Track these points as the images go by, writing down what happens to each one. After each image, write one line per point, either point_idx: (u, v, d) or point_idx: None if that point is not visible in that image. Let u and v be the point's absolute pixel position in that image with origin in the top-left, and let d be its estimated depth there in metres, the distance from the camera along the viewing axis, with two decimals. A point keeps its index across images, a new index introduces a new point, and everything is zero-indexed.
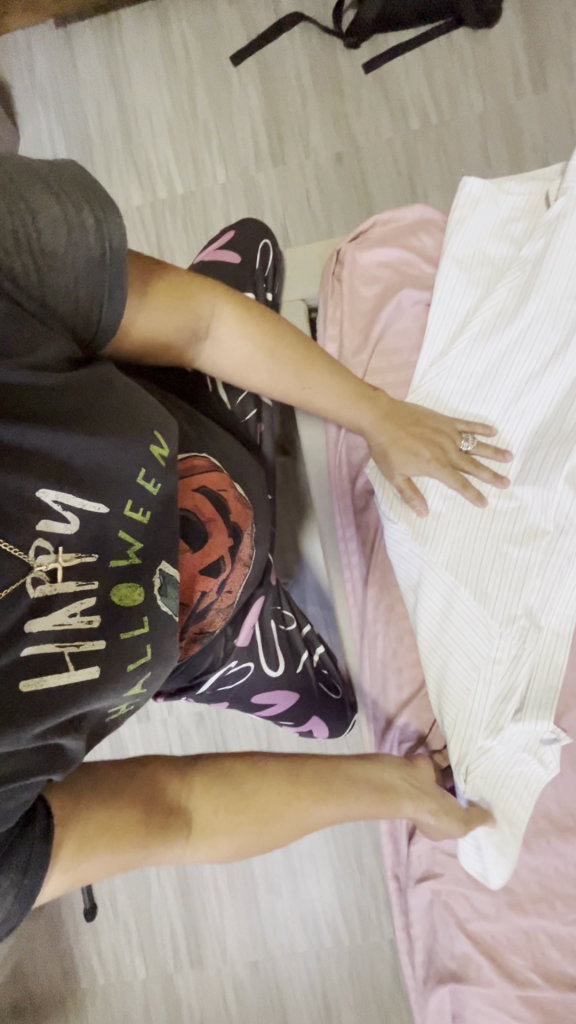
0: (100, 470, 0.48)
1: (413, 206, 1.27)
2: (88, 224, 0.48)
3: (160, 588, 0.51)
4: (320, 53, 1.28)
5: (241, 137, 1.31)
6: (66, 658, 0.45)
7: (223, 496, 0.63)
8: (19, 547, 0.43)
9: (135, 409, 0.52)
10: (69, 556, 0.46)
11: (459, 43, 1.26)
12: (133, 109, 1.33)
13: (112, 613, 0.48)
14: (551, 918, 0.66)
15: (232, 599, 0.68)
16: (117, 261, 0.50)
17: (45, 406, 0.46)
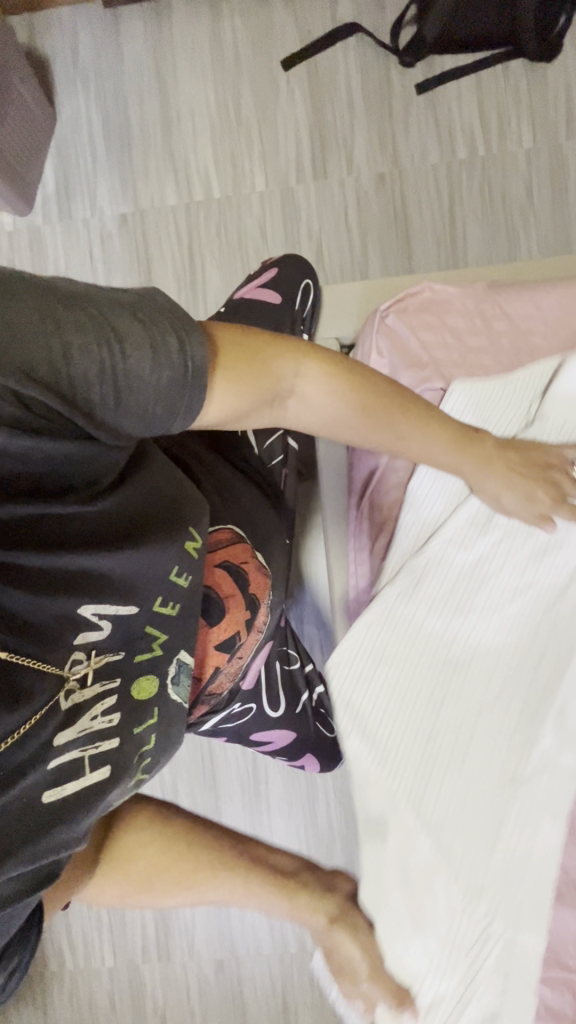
0: (137, 580, 0.55)
1: (451, 236, 1.25)
2: (171, 350, 0.50)
3: (174, 677, 0.61)
4: (373, 67, 1.25)
5: (283, 146, 1.28)
6: (85, 761, 0.53)
7: (242, 571, 0.69)
8: (57, 664, 0.51)
9: (174, 514, 0.59)
10: (99, 660, 0.54)
11: (516, 74, 1.23)
12: (176, 103, 1.29)
13: (131, 707, 0.57)
14: None
15: (243, 661, 0.74)
16: (196, 380, 0.52)
17: (94, 527, 0.53)
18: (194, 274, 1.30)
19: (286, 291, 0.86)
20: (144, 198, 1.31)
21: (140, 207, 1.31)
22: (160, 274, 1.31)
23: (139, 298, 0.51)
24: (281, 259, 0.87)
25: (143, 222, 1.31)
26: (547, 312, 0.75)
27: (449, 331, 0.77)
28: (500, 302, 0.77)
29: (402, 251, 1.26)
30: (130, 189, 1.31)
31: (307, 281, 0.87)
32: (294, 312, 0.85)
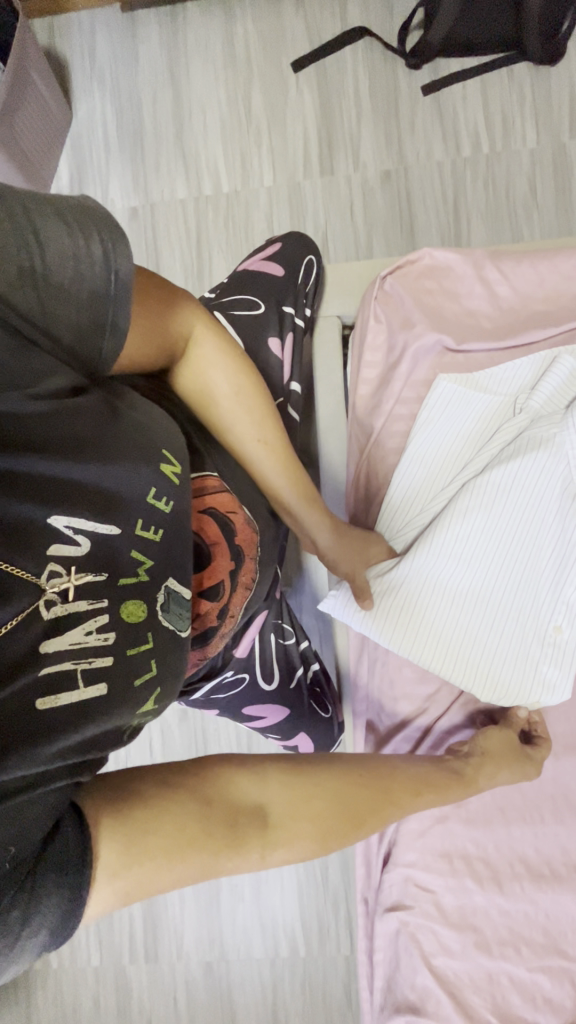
0: (111, 493, 0.56)
1: (456, 231, 1.27)
2: (96, 253, 0.53)
3: (164, 603, 0.59)
4: (381, 69, 1.28)
5: (292, 143, 1.31)
6: (78, 675, 0.51)
7: (230, 520, 0.71)
8: (33, 570, 0.49)
9: (148, 437, 0.60)
10: (80, 577, 0.52)
11: (520, 76, 1.26)
12: (189, 102, 1.33)
13: (124, 630, 0.55)
14: (515, 962, 0.65)
15: (234, 620, 0.74)
16: (121, 290, 0.55)
17: (64, 441, 0.53)
18: (202, 266, 1.33)
19: (290, 263, 0.86)
20: (154, 192, 1.34)
21: (150, 201, 1.34)
22: (168, 265, 1.33)
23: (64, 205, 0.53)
24: (283, 235, 0.87)
25: (153, 214, 1.34)
26: (546, 285, 0.76)
27: (449, 301, 0.78)
28: (500, 273, 0.77)
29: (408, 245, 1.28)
30: (142, 184, 1.34)
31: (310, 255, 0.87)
32: (297, 284, 0.85)
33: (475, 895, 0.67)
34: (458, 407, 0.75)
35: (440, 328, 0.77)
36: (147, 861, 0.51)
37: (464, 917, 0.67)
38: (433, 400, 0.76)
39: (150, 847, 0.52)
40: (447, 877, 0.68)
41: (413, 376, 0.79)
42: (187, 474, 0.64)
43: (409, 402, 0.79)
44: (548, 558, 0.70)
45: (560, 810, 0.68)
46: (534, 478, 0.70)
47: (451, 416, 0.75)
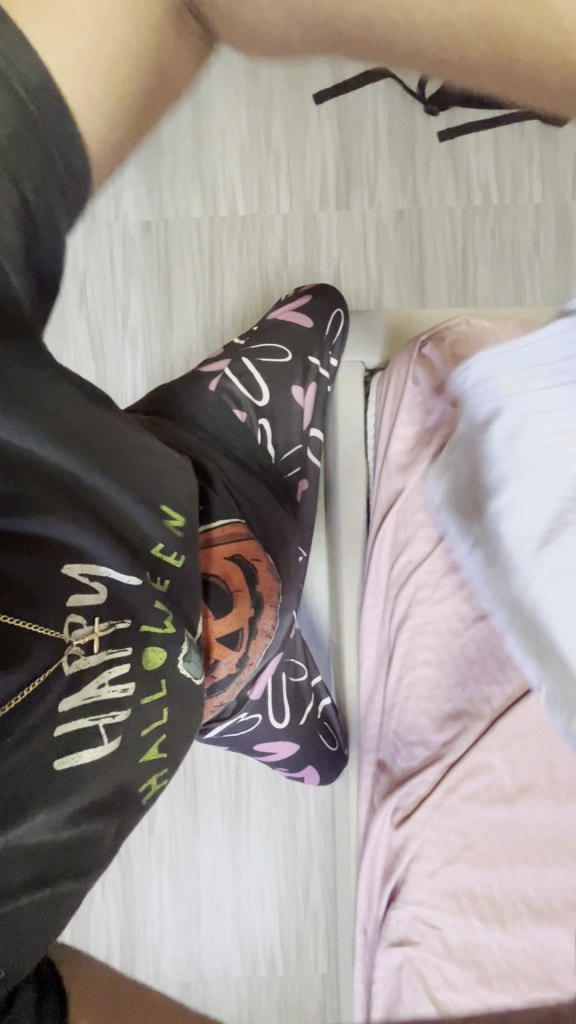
0: (125, 546, 0.57)
1: (462, 276, 1.32)
2: (8, 81, 0.53)
3: (185, 653, 0.60)
4: (399, 110, 1.32)
5: (309, 173, 1.32)
6: (100, 731, 0.51)
7: (255, 567, 0.72)
8: (53, 625, 0.49)
9: (149, 493, 0.63)
10: (102, 627, 0.53)
11: (530, 135, 1.32)
12: (208, 121, 1.33)
13: (143, 679, 0.55)
14: (513, 994, 0.70)
15: (253, 665, 0.75)
16: (52, 103, 0.54)
17: (69, 495, 0.56)
18: (213, 286, 1.32)
19: (319, 317, 0.89)
20: (169, 206, 1.32)
21: (164, 215, 1.32)
22: (180, 283, 1.32)
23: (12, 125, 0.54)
24: (315, 287, 0.89)
25: (167, 230, 1.32)
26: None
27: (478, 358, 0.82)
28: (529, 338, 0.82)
29: (416, 285, 1.32)
30: (155, 197, 1.32)
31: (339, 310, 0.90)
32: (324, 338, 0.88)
33: (479, 931, 0.71)
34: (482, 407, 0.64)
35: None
36: None
37: (467, 953, 0.71)
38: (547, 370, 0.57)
39: None
40: (453, 915, 0.72)
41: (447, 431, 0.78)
42: (193, 526, 0.66)
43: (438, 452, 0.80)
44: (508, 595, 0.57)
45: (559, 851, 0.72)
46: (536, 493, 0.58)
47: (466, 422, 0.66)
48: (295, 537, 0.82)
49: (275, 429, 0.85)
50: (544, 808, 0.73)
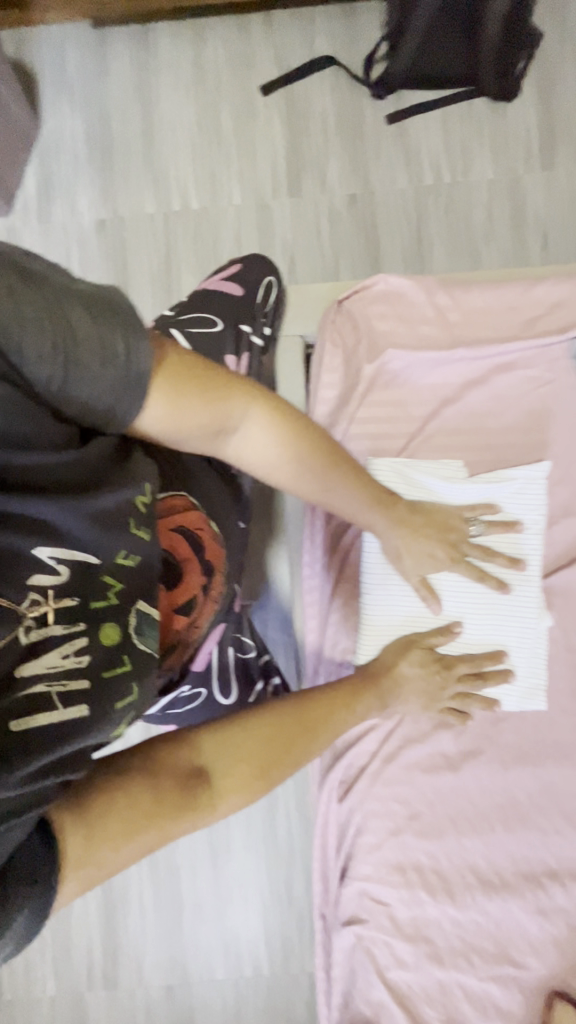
0: (103, 522, 0.55)
1: (418, 254, 1.32)
2: (120, 352, 0.53)
3: (137, 627, 0.57)
4: (346, 97, 1.33)
5: (260, 163, 1.34)
6: (55, 701, 0.50)
7: (199, 534, 0.72)
8: (14, 596, 0.49)
9: (135, 466, 0.60)
10: (60, 601, 0.52)
11: (478, 112, 1.33)
12: (158, 120, 1.35)
13: (100, 653, 0.54)
14: (467, 972, 0.67)
15: (199, 633, 0.74)
16: (141, 385, 0.55)
17: (53, 470, 0.52)
18: (171, 281, 1.33)
19: (250, 284, 0.86)
20: (123, 205, 1.34)
21: (119, 214, 1.34)
22: (136, 277, 1.33)
23: (28, 261, 0.50)
24: (245, 258, 0.87)
25: (122, 228, 1.34)
26: (494, 317, 0.82)
27: (403, 325, 0.83)
28: (450, 299, 0.83)
29: (372, 269, 1.32)
30: (110, 197, 1.35)
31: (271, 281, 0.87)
32: (256, 304, 0.85)
33: (428, 906, 0.69)
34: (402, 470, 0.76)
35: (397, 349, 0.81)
36: (106, 839, 0.52)
37: (418, 929, 0.69)
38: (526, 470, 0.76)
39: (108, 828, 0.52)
40: (401, 890, 0.70)
41: (369, 392, 0.82)
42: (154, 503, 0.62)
43: (363, 413, 0.81)
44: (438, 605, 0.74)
45: (508, 820, 0.71)
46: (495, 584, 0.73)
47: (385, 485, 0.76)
48: (235, 511, 0.83)
49: None
50: (489, 773, 0.72)
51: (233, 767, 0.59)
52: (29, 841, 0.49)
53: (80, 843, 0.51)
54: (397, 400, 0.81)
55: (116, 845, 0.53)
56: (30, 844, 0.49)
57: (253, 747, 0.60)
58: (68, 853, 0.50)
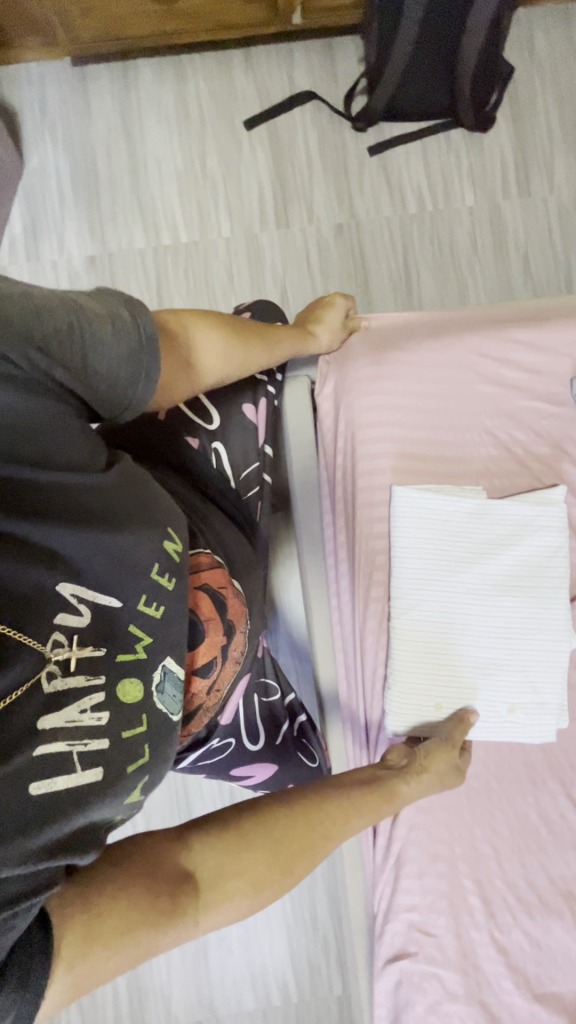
0: (118, 561, 0.58)
1: (406, 280, 1.35)
2: (126, 321, 0.62)
3: (159, 686, 0.59)
4: (329, 129, 1.36)
5: (247, 195, 1.35)
6: (75, 759, 0.51)
7: (223, 594, 0.73)
8: (38, 639, 0.50)
9: (154, 512, 0.63)
10: (82, 649, 0.53)
11: (456, 141, 1.37)
12: (143, 155, 1.35)
13: (119, 710, 0.55)
14: (514, 995, 0.69)
15: (221, 694, 0.76)
16: (150, 346, 0.63)
17: (72, 506, 0.56)
18: None
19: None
20: (112, 240, 1.34)
21: (108, 249, 1.34)
22: None
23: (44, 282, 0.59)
24: (255, 304, 0.89)
25: (111, 263, 1.34)
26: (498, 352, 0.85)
27: None
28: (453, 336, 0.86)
29: (363, 296, 1.35)
30: (98, 233, 1.35)
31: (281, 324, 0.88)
32: None
33: (473, 932, 0.71)
34: (422, 513, 0.78)
35: (408, 383, 0.82)
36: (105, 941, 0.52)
37: (464, 958, 0.70)
38: (549, 514, 0.78)
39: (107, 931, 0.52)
40: (447, 918, 0.71)
41: (389, 425, 0.82)
42: (186, 553, 0.66)
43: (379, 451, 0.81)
44: (466, 627, 0.76)
45: (543, 842, 0.73)
46: (522, 609, 0.76)
47: (405, 528, 0.78)
48: (255, 565, 0.82)
49: (229, 451, 0.83)
50: (521, 797, 0.74)
51: (229, 880, 0.60)
52: (27, 949, 0.47)
53: (78, 942, 0.50)
54: (414, 432, 0.82)
55: (105, 953, 0.51)
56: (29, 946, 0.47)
57: (255, 853, 0.61)
58: (61, 953, 0.49)
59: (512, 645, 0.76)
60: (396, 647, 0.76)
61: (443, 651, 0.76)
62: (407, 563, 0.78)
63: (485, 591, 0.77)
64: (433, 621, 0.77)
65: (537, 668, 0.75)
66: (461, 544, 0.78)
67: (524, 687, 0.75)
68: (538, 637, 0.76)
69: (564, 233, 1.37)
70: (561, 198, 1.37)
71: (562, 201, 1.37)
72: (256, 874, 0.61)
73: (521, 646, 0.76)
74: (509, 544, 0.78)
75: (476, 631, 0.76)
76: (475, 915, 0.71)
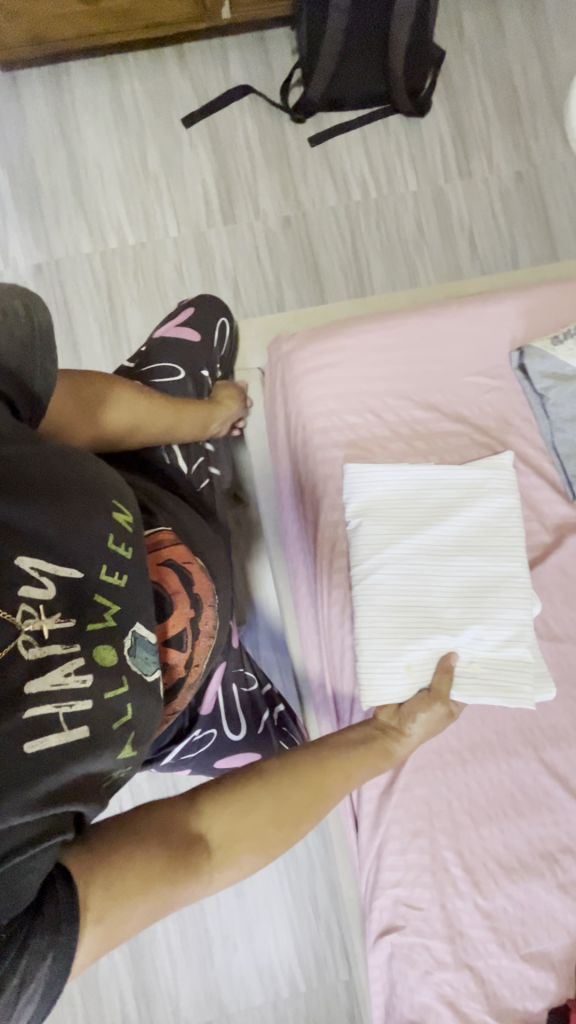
0: (76, 533, 0.58)
1: (357, 267, 1.36)
2: (20, 310, 0.62)
3: (132, 647, 0.59)
4: (268, 122, 1.36)
5: (191, 192, 1.35)
6: (62, 720, 0.51)
7: (188, 570, 0.73)
8: (9, 610, 0.50)
9: (105, 487, 0.64)
10: (53, 619, 0.53)
11: (395, 128, 1.38)
12: (83, 158, 1.34)
13: (100, 673, 0.55)
14: (501, 955, 0.71)
15: (200, 670, 0.76)
16: (45, 336, 0.63)
17: (23, 478, 0.56)
18: (116, 317, 1.32)
19: (204, 327, 0.88)
20: (58, 247, 1.33)
21: (54, 256, 1.32)
22: (82, 319, 1.32)
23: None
24: (197, 298, 0.88)
25: (59, 270, 1.32)
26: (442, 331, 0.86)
27: None
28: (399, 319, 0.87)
29: (315, 286, 1.35)
30: (43, 240, 1.33)
31: (224, 319, 0.89)
32: (213, 347, 0.88)
33: (457, 901, 0.72)
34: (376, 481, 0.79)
35: (354, 367, 0.83)
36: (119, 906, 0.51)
37: (451, 926, 0.72)
38: (499, 470, 0.80)
39: (120, 893, 0.51)
40: (432, 890, 0.72)
41: (334, 411, 0.82)
42: (139, 520, 0.67)
43: (331, 436, 0.82)
44: (425, 587, 0.77)
45: (519, 805, 0.75)
46: (479, 564, 0.77)
47: (361, 494, 0.79)
48: (221, 548, 0.84)
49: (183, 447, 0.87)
50: (495, 764, 0.75)
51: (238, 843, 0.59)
52: (53, 894, 0.47)
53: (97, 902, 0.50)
54: (363, 417, 0.82)
55: (134, 908, 0.51)
56: (56, 891, 0.48)
57: (261, 815, 0.61)
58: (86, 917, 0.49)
59: (473, 601, 0.76)
60: (361, 607, 0.76)
61: (411, 611, 0.76)
62: (367, 528, 0.78)
63: (444, 552, 0.78)
64: (394, 582, 0.77)
65: (497, 626, 0.76)
66: (418, 504, 0.79)
67: (485, 645, 0.75)
68: (496, 596, 0.77)
69: (507, 213, 1.39)
70: (501, 179, 1.39)
71: (503, 182, 1.39)
72: (264, 830, 0.61)
73: (482, 602, 0.76)
74: (465, 503, 0.79)
75: (436, 591, 0.77)
76: (459, 883, 0.73)
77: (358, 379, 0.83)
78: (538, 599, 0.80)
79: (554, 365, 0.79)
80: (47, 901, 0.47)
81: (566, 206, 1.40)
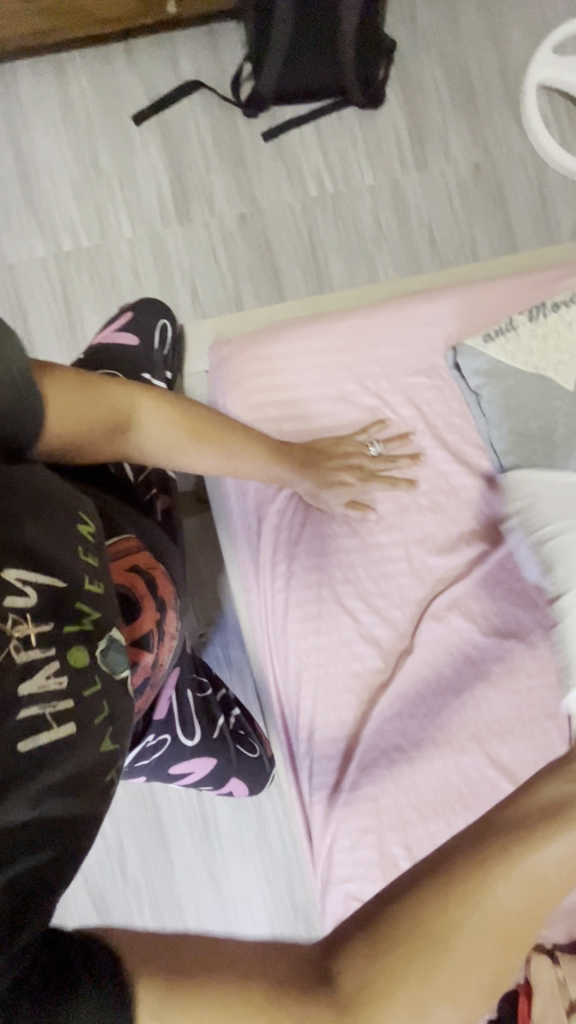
0: (48, 535, 0.55)
1: (315, 263, 1.35)
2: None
3: (111, 649, 0.56)
4: (220, 118, 1.34)
5: (145, 192, 1.33)
6: (47, 720, 0.48)
7: (151, 572, 0.74)
8: None
9: (72, 498, 0.61)
10: (37, 624, 0.50)
11: (349, 120, 1.37)
12: (33, 159, 1.32)
13: (80, 674, 0.52)
14: None
15: (162, 671, 0.76)
16: (23, 379, 0.54)
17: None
18: (73, 321, 1.31)
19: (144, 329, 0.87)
20: (11, 251, 1.31)
21: (8, 260, 1.31)
22: (38, 324, 1.30)
23: None
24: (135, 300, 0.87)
25: (13, 274, 1.31)
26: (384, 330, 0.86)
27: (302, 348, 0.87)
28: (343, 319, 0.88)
29: (273, 284, 1.34)
30: None
31: (164, 320, 0.88)
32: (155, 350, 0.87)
33: None
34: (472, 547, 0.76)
35: (294, 372, 0.84)
36: None
37: None
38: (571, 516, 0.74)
39: None
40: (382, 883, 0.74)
41: (275, 416, 0.83)
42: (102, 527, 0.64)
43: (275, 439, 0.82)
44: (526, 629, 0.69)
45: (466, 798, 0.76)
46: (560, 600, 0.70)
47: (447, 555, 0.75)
48: (175, 553, 0.85)
49: None
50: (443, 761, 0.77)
51: None
52: None
53: None
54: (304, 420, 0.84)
55: None
56: (82, 997, 0.40)
57: None
58: None
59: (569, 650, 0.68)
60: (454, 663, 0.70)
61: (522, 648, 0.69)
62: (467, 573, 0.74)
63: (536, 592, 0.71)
64: None
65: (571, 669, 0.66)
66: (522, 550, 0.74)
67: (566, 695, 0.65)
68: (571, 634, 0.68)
69: (465, 205, 1.38)
70: (458, 170, 1.39)
71: (460, 173, 1.39)
72: None
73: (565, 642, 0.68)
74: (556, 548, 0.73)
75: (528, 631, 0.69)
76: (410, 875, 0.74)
77: (301, 383, 0.84)
78: (480, 595, 0.82)
79: (486, 363, 0.80)
80: (68, 1015, 0.39)
81: (524, 197, 1.39)
